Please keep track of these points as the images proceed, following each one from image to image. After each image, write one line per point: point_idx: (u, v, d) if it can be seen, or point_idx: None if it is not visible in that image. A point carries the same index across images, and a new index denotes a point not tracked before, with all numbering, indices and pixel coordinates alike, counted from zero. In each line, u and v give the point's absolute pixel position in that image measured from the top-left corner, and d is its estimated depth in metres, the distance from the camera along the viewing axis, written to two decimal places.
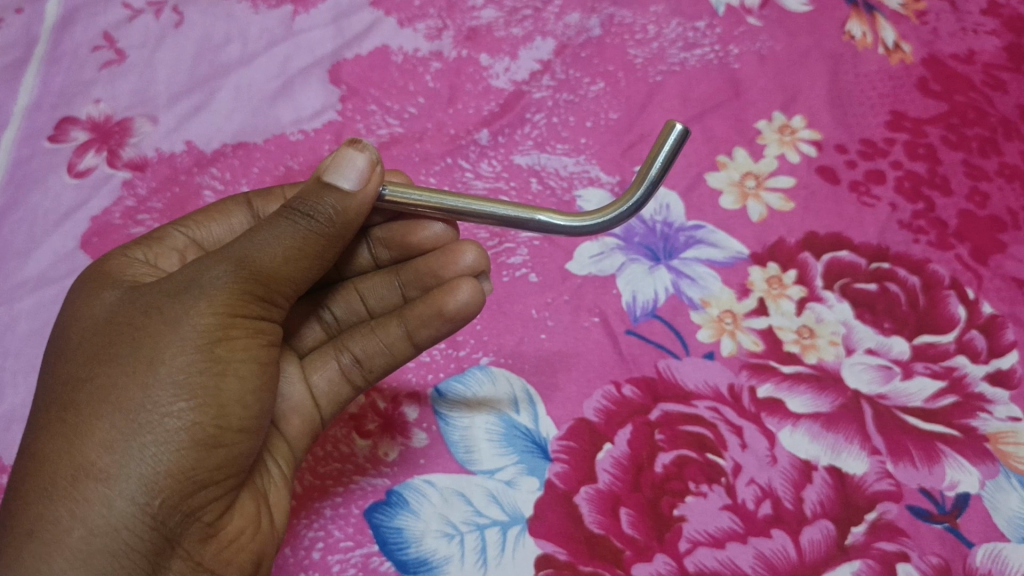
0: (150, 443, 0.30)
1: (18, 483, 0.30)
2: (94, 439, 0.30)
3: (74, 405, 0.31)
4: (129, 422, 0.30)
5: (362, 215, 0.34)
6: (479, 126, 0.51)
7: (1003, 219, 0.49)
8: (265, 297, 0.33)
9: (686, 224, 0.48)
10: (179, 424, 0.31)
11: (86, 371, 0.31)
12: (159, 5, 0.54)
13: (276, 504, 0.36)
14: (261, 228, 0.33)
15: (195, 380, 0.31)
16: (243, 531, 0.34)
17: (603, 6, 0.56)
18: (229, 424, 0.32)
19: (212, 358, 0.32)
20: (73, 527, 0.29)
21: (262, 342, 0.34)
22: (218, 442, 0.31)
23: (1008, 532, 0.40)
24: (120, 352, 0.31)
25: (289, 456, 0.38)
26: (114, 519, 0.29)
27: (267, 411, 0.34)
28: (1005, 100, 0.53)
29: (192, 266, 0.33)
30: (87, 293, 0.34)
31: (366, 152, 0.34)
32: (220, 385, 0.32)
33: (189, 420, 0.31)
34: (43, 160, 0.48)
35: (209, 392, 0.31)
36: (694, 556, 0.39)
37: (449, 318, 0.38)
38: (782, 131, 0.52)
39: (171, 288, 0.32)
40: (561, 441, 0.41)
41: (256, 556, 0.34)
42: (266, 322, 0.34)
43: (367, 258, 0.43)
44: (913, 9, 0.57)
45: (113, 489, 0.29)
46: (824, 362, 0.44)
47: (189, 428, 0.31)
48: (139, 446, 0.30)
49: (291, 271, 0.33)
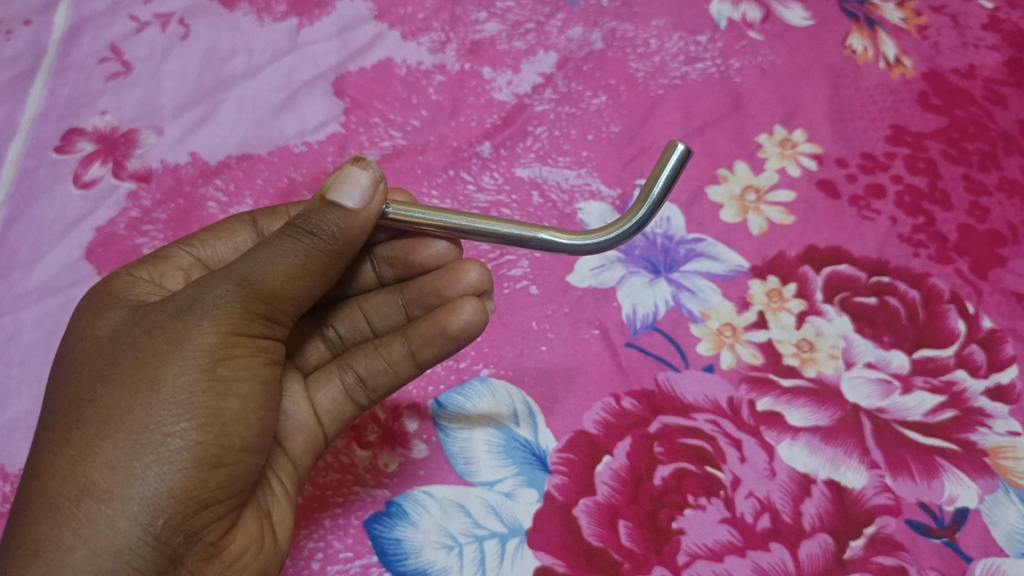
0: (152, 464, 0.30)
1: (23, 503, 0.31)
2: (97, 460, 0.30)
3: (78, 425, 0.31)
4: (132, 443, 0.30)
5: (365, 232, 0.34)
6: (481, 138, 0.52)
7: (1003, 233, 0.49)
8: (267, 315, 0.33)
9: (686, 237, 0.48)
10: (181, 444, 0.31)
11: (90, 392, 0.32)
12: (166, 17, 0.55)
13: (280, 521, 0.37)
14: (264, 247, 0.33)
15: (197, 400, 0.31)
16: (246, 550, 0.34)
17: (605, 20, 0.57)
18: (230, 444, 0.32)
19: (214, 377, 0.32)
20: (76, 547, 0.29)
21: (264, 360, 0.34)
22: (220, 462, 0.32)
23: (1007, 547, 0.40)
24: (124, 372, 0.32)
25: (293, 474, 0.39)
26: (117, 539, 0.30)
27: (269, 429, 0.34)
28: (1005, 114, 0.54)
29: (196, 285, 0.33)
30: (93, 313, 0.35)
31: (369, 170, 0.34)
32: (223, 404, 0.32)
33: (191, 440, 0.31)
34: (49, 171, 0.49)
35: (212, 412, 0.32)
36: (693, 568, 0.39)
37: (452, 337, 0.39)
38: (782, 145, 0.52)
39: (174, 308, 0.33)
40: (561, 454, 0.41)
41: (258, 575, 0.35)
42: (269, 340, 0.34)
43: (371, 276, 0.43)
44: (914, 24, 0.58)
45: (116, 509, 0.30)
46: (823, 375, 0.44)
47: (192, 447, 0.31)
48: (141, 467, 0.30)
49: (295, 289, 0.33)
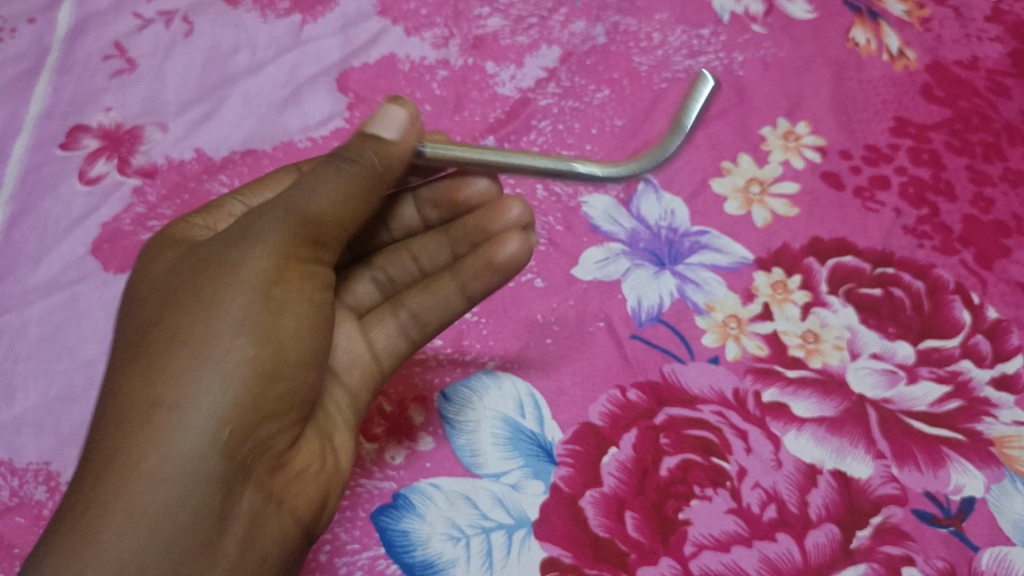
0: (216, 376, 0.32)
1: (99, 421, 0.32)
2: (166, 375, 0.31)
3: (144, 348, 0.32)
4: (195, 357, 0.32)
5: (403, 164, 0.34)
6: (485, 133, 0.52)
7: (1007, 224, 0.49)
8: (316, 239, 0.35)
9: (690, 230, 0.49)
10: (241, 357, 0.32)
11: (155, 317, 0.33)
12: (169, 14, 0.55)
13: (340, 445, 0.38)
14: (308, 176, 0.34)
15: (254, 317, 0.33)
16: (308, 464, 0.36)
17: (608, 15, 0.57)
18: (287, 358, 0.33)
19: (270, 297, 0.33)
20: (150, 453, 0.30)
21: (315, 284, 0.36)
22: (278, 375, 0.33)
23: (1014, 537, 0.40)
24: (185, 295, 0.33)
25: (350, 404, 0.40)
26: (187, 447, 0.31)
27: (321, 347, 0.36)
28: (1009, 106, 0.54)
29: (247, 217, 0.35)
30: (152, 254, 0.37)
31: (406, 107, 0.33)
32: (278, 321, 0.33)
33: (250, 353, 0.32)
34: (54, 168, 0.49)
35: (268, 327, 0.33)
36: (699, 559, 0.39)
37: (499, 269, 0.39)
38: (786, 137, 0.52)
39: (229, 238, 0.34)
40: (566, 445, 0.42)
41: (320, 492, 0.36)
42: (318, 264, 0.36)
43: (413, 216, 0.44)
44: (917, 17, 0.58)
45: (185, 417, 0.31)
46: (828, 366, 0.44)
47: (252, 361, 0.32)
48: (206, 379, 0.31)
49: (343, 214, 0.34)
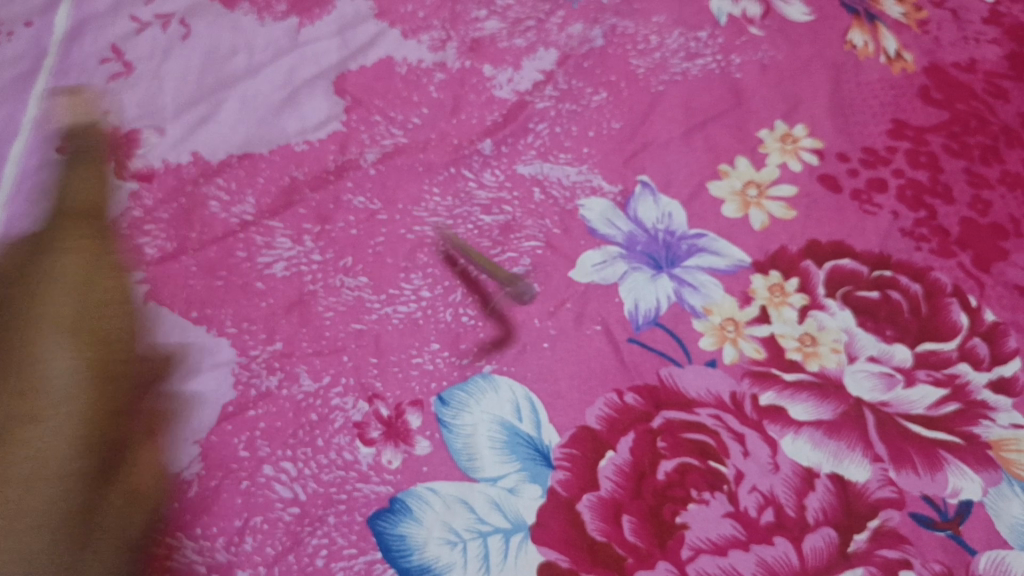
0: (50, 383, 0.41)
1: None
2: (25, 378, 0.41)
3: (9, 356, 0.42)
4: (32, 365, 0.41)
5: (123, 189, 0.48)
6: (483, 135, 0.52)
7: (1005, 227, 0.49)
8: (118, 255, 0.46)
9: (688, 233, 0.48)
10: (57, 366, 0.42)
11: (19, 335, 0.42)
12: (166, 18, 0.55)
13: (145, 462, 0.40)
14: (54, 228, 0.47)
15: (76, 332, 0.43)
16: (151, 460, 0.40)
17: (606, 17, 0.57)
18: (110, 364, 0.43)
19: (83, 315, 0.44)
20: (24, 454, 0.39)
21: (119, 305, 0.44)
22: (118, 377, 0.42)
23: (1011, 540, 0.40)
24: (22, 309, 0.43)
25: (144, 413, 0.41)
26: (44, 448, 0.39)
27: (119, 350, 0.43)
28: (1006, 108, 0.54)
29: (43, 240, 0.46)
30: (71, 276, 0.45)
31: None
32: (99, 334, 0.43)
33: (79, 363, 0.42)
34: (51, 171, 0.49)
35: (88, 339, 0.43)
36: (696, 563, 0.39)
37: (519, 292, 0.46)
38: (783, 139, 0.52)
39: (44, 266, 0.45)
40: (563, 449, 0.41)
41: (154, 499, 0.39)
42: (122, 283, 0.45)
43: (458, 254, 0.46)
44: (914, 19, 0.58)
45: (39, 420, 0.40)
46: (826, 370, 0.44)
47: (74, 371, 0.42)
48: (48, 386, 0.41)
49: (121, 260, 0.46)
